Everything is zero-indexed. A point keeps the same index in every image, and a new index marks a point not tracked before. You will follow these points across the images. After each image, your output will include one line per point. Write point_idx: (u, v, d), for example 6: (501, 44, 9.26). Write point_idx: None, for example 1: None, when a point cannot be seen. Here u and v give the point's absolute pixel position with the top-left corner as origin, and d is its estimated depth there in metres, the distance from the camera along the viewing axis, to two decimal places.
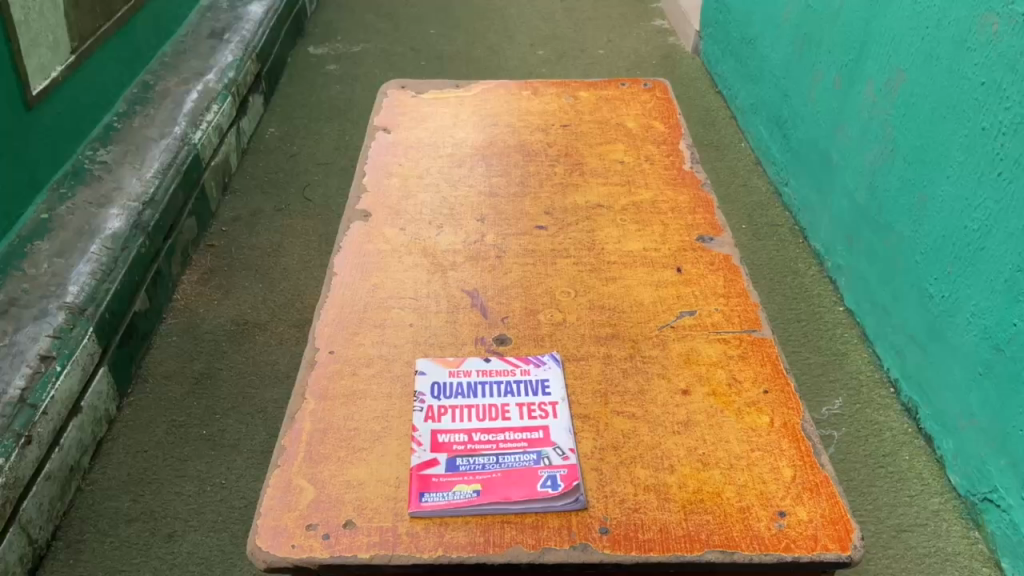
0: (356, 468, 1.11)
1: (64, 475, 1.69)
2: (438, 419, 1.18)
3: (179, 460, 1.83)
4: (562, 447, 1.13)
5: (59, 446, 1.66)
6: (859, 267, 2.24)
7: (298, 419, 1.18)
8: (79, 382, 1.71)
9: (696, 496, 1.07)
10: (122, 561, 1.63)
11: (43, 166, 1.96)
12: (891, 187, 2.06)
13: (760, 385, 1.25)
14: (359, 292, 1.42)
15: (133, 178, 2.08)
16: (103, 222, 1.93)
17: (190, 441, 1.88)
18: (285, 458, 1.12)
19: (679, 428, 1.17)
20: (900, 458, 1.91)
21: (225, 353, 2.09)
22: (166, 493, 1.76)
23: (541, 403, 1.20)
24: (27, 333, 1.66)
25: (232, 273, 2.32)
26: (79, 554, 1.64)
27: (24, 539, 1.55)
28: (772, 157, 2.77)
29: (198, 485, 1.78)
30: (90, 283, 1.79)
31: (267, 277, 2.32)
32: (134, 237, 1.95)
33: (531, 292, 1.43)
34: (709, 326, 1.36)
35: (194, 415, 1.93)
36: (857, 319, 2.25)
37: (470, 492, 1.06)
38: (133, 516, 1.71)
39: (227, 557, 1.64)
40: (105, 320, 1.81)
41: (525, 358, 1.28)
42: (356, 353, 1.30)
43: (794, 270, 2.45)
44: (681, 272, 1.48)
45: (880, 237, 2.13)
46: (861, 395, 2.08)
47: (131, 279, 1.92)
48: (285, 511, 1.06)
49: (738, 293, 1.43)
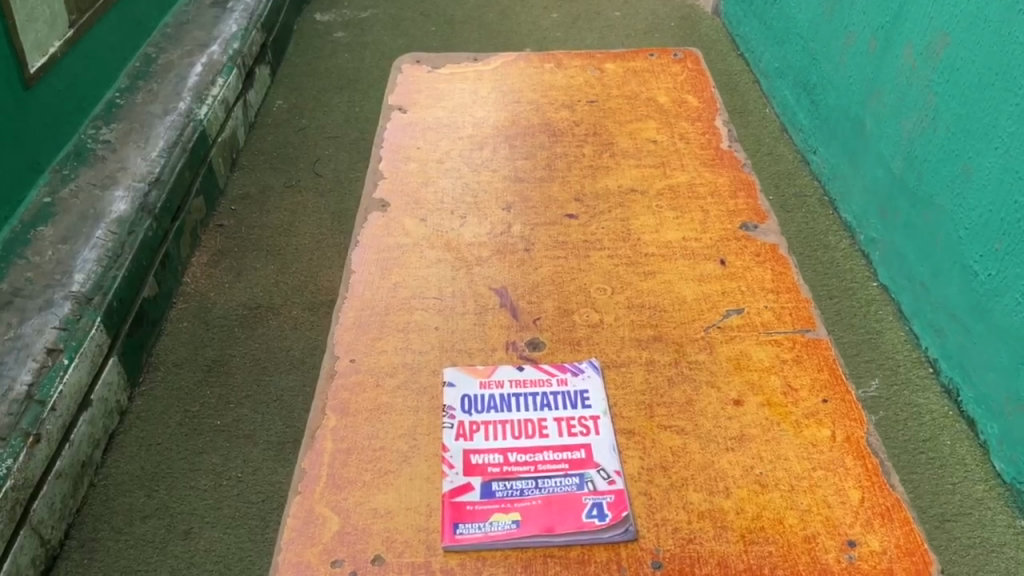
0: (384, 495, 1.02)
1: (77, 472, 1.33)
2: (470, 437, 1.08)
3: (193, 453, 1.43)
4: (607, 469, 1.04)
5: (70, 444, 1.31)
6: (896, 242, 1.70)
7: (318, 438, 1.09)
8: (89, 375, 1.35)
9: (756, 523, 0.98)
10: (138, 561, 1.28)
11: (45, 143, 1.56)
12: (935, 155, 1.57)
13: (818, 393, 1.14)
14: (379, 292, 1.32)
15: (136, 156, 1.67)
16: (108, 205, 1.55)
17: (202, 434, 1.46)
18: (306, 484, 1.03)
19: (732, 445, 1.08)
20: (941, 441, 1.47)
21: (238, 339, 1.63)
22: (179, 488, 1.37)
23: (581, 418, 1.10)
24: (31, 324, 1.33)
25: (242, 254, 1.82)
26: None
27: (33, 541, 1.21)
28: (798, 122, 2.16)
29: (212, 479, 1.39)
30: (95, 270, 1.43)
31: (279, 259, 1.81)
32: (140, 221, 1.55)
33: (564, 289, 1.33)
34: (758, 325, 1.26)
35: (207, 405, 1.51)
36: (895, 296, 1.72)
37: (509, 523, 0.97)
38: (148, 514, 1.34)
39: (245, 554, 1.29)
40: (114, 309, 1.43)
41: (562, 366, 1.18)
42: (379, 361, 1.20)
43: (824, 242, 1.89)
44: (724, 265, 1.37)
45: (918, 208, 1.62)
46: (898, 373, 1.59)
47: (136, 264, 1.51)
48: (308, 546, 0.97)
49: (788, 287, 1.33)
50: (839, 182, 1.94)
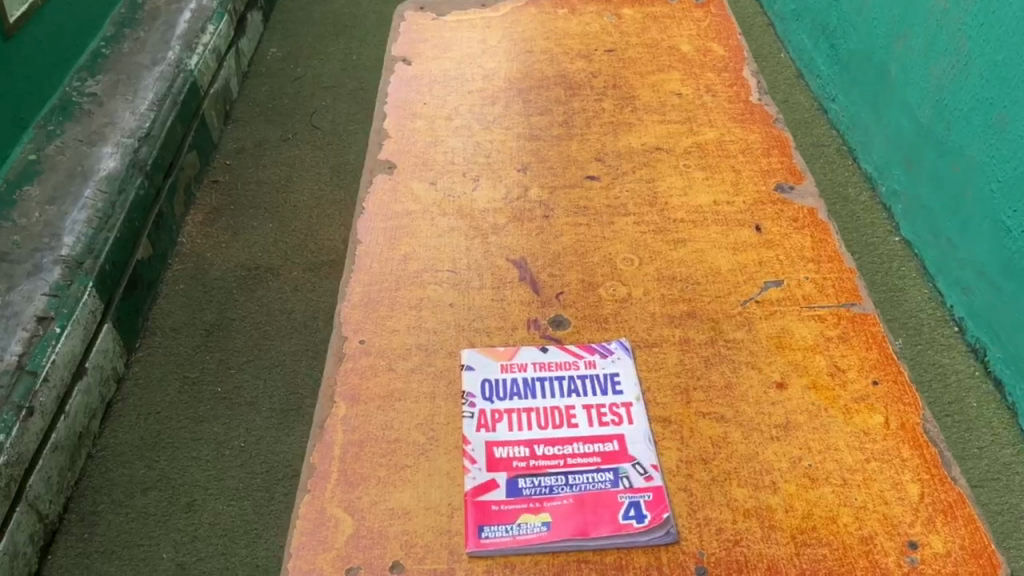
0: (401, 493, 0.94)
1: (74, 447, 1.03)
2: (492, 427, 1.00)
3: (193, 421, 1.10)
4: (643, 463, 0.95)
5: (65, 413, 1.01)
6: (920, 195, 1.26)
7: (327, 429, 1.01)
8: (84, 345, 1.06)
9: (807, 522, 0.90)
10: (137, 535, 0.99)
11: (28, 98, 1.25)
12: (968, 103, 1.16)
13: (868, 374, 1.06)
14: (388, 266, 1.23)
15: (124, 108, 1.32)
16: (94, 161, 1.23)
17: (203, 402, 1.13)
18: (316, 481, 0.95)
19: (777, 434, 0.99)
20: (965, 405, 1.07)
21: (235, 303, 1.25)
22: (181, 460, 1.06)
23: (612, 406, 1.02)
24: (17, 292, 1.05)
25: (239, 212, 1.40)
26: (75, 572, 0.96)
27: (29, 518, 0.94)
28: (817, 67, 1.58)
29: (215, 448, 1.07)
30: (86, 231, 1.13)
31: (275, 218, 1.39)
32: (132, 178, 1.22)
33: (587, 259, 1.23)
34: (800, 299, 1.16)
35: (208, 370, 1.16)
36: (918, 254, 1.26)
37: (539, 526, 0.89)
38: (148, 486, 1.04)
39: (251, 527, 1.00)
40: (108, 274, 1.13)
41: (590, 347, 1.09)
42: (391, 341, 1.11)
43: (842, 193, 1.38)
44: (760, 231, 1.27)
45: (943, 160, 1.22)
46: (915, 333, 1.17)
47: (130, 225, 1.19)
48: (319, 552, 0.89)
49: (830, 256, 1.23)
50: (859, 129, 1.43)
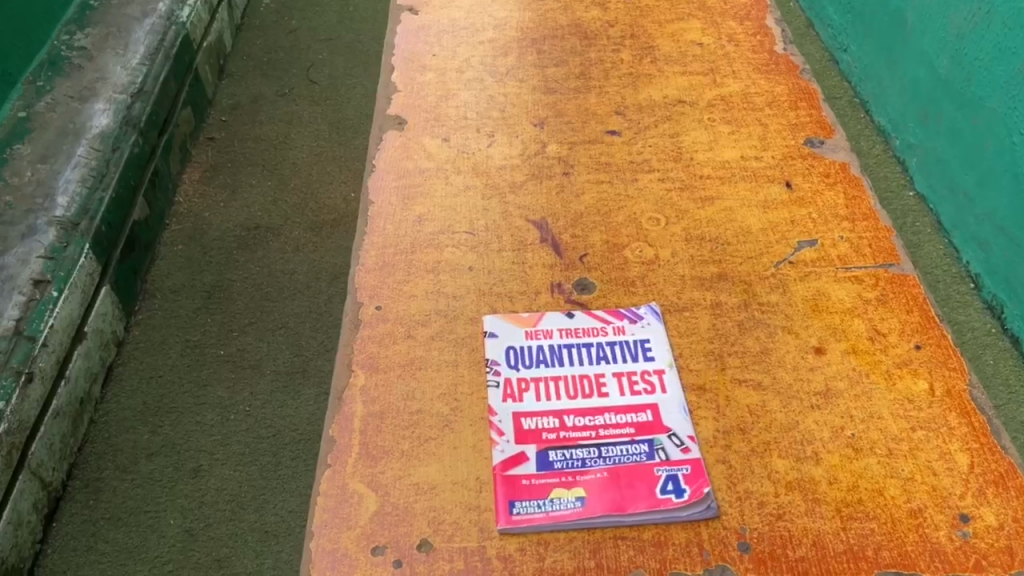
0: (426, 467, 0.89)
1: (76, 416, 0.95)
2: (519, 397, 0.95)
3: (197, 385, 1.00)
4: (679, 434, 0.91)
5: (65, 379, 0.93)
6: (937, 148, 1.17)
7: (346, 400, 0.96)
8: (82, 309, 0.98)
9: (853, 495, 0.86)
10: (144, 501, 0.90)
11: (14, 50, 1.13)
12: (991, 48, 1.07)
13: (910, 338, 1.01)
14: (403, 227, 1.17)
15: (115, 63, 1.21)
16: (86, 118, 1.13)
17: (206, 365, 1.02)
18: (336, 455, 0.91)
19: (817, 403, 0.95)
20: (983, 362, 1.00)
21: (236, 264, 1.15)
22: (186, 424, 0.96)
23: (644, 375, 0.97)
24: (10, 255, 0.96)
25: (237, 169, 1.30)
26: (81, 542, 0.87)
27: (33, 485, 0.86)
28: (827, 13, 1.47)
29: (220, 413, 0.97)
30: (80, 189, 1.04)
31: (274, 176, 1.28)
32: (125, 136, 1.13)
33: (612, 220, 1.18)
34: (835, 260, 1.11)
35: (210, 334, 1.06)
36: (935, 209, 1.17)
37: (573, 501, 0.85)
38: (153, 452, 0.94)
39: (260, 493, 0.90)
40: (104, 236, 1.04)
41: (618, 312, 1.04)
42: (409, 307, 1.06)
43: (854, 146, 1.29)
44: (791, 188, 1.21)
45: (963, 113, 1.12)
46: (932, 289, 1.09)
47: (125, 185, 1.10)
48: (342, 530, 0.85)
49: (865, 215, 1.17)
50: (872, 81, 1.34)
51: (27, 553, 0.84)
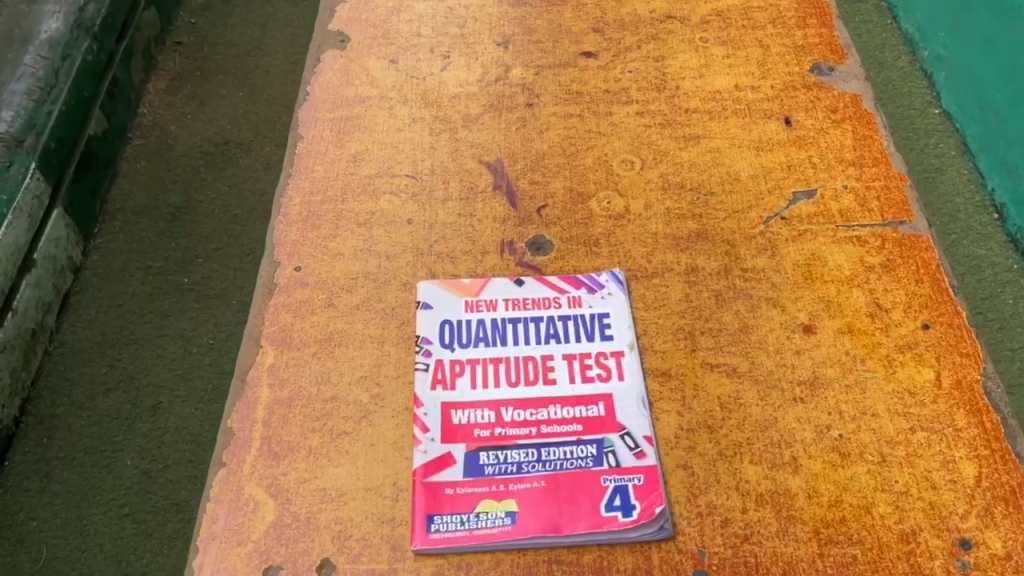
0: (336, 468, 0.77)
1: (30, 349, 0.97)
2: (451, 384, 0.81)
3: (158, 315, 0.98)
4: (634, 435, 0.77)
5: (14, 313, 0.89)
6: (966, 59, 1.05)
7: (250, 383, 0.82)
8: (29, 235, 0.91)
9: (836, 513, 0.73)
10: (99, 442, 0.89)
11: None
12: None
13: (917, 316, 0.86)
14: (334, 169, 1.01)
15: None
16: (33, 22, 0.99)
17: (168, 293, 1.00)
18: (233, 453, 0.78)
19: (801, 395, 0.80)
20: (1001, 301, 0.91)
21: (203, 183, 1.09)
22: (146, 357, 0.95)
23: (599, 357, 0.83)
24: None
25: (206, 79, 1.20)
26: (34, 483, 0.86)
27: None
28: None
29: (182, 346, 0.96)
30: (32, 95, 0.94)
31: (246, 85, 1.20)
32: (78, 40, 0.99)
33: (579, 163, 1.01)
34: (836, 216, 0.95)
35: (173, 260, 1.02)
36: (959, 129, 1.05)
37: (503, 517, 0.72)
38: (111, 387, 0.93)
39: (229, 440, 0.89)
40: (54, 153, 0.94)
41: (576, 280, 0.89)
42: (333, 269, 0.91)
43: (878, 59, 1.13)
44: (791, 126, 1.03)
45: (1001, 21, 1.00)
46: (950, 220, 0.99)
47: (79, 96, 0.99)
48: (232, 544, 0.72)
49: (876, 160, 1.00)
50: None
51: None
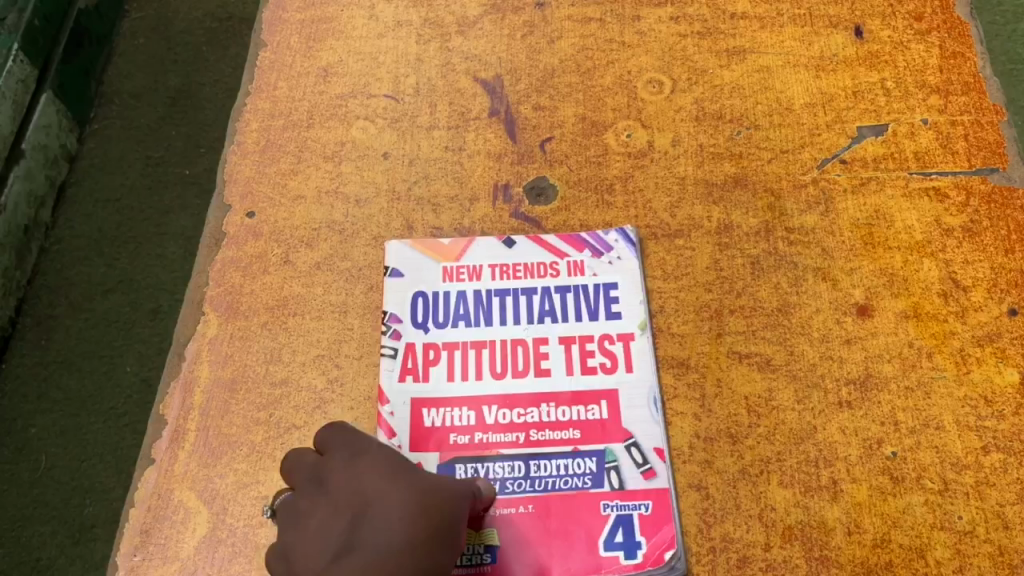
0: (281, 472, 0.65)
1: (19, 242, 1.08)
2: (423, 375, 0.67)
3: (160, 213, 1.16)
4: (643, 446, 0.64)
5: None
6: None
7: (189, 359, 0.70)
8: (13, 124, 1.04)
9: (881, 556, 0.60)
10: (101, 344, 1.09)
11: None
12: None
13: (1002, 297, 0.69)
14: (301, 86, 0.84)
15: None
16: None
17: (171, 185, 1.18)
18: (164, 447, 0.66)
19: (849, 398, 0.65)
20: None
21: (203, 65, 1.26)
22: (147, 257, 1.14)
23: (603, 342, 0.68)
24: None
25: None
26: (33, 389, 1.06)
27: None
28: None
29: (182, 245, 1.15)
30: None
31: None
32: None
33: (595, 82, 0.83)
34: (910, 160, 0.76)
35: (174, 150, 1.20)
36: None
37: (482, 553, 0.60)
38: (109, 290, 1.12)
39: None
40: (37, 30, 1.07)
41: (577, 239, 0.73)
42: (292, 216, 0.76)
43: None
44: (861, 38, 0.83)
45: None
46: None
47: None
48: (157, 562, 0.62)
49: (966, 87, 0.80)
50: None
51: None
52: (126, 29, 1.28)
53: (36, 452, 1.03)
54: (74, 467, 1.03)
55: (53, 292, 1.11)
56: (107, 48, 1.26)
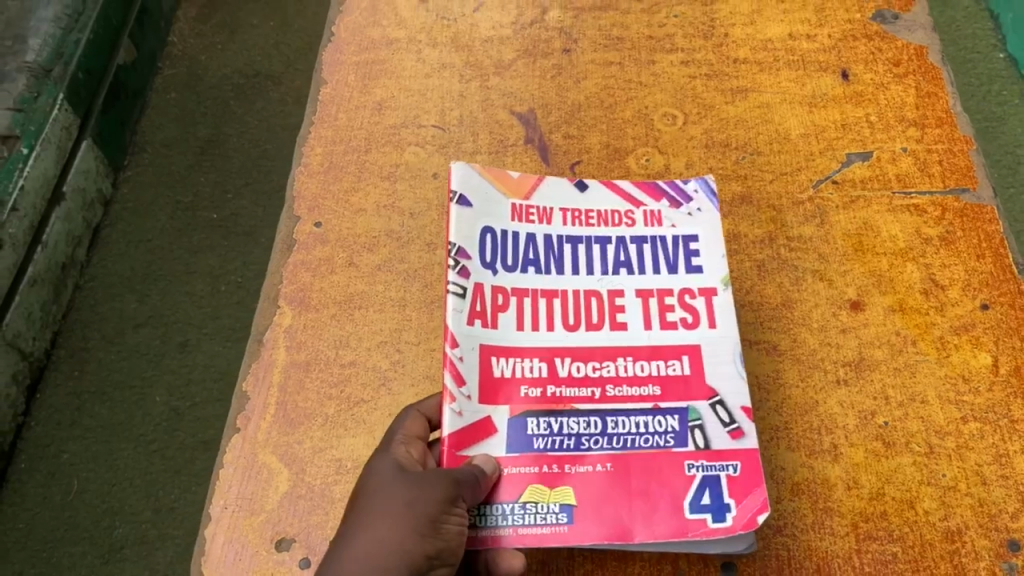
0: (353, 439, 0.74)
1: (57, 277, 1.19)
2: (492, 321, 0.68)
3: (187, 253, 1.29)
4: (728, 405, 0.66)
5: (43, 245, 1.15)
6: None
7: (267, 344, 0.80)
8: (57, 167, 1.16)
9: (876, 507, 0.69)
10: (132, 375, 1.19)
11: None
12: None
13: (975, 294, 0.80)
14: (359, 116, 0.96)
15: None
16: None
17: (198, 228, 1.30)
18: (249, 417, 0.75)
19: (845, 376, 0.75)
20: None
21: (233, 115, 1.41)
22: (176, 295, 1.25)
23: (684, 297, 0.70)
24: None
25: (236, 8, 1.53)
26: (66, 416, 1.16)
27: (15, 355, 1.12)
28: None
29: (210, 284, 1.26)
30: (53, 33, 1.19)
31: (277, 15, 1.53)
32: None
33: (617, 116, 0.95)
34: (893, 181, 0.88)
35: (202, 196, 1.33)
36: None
37: (557, 513, 0.62)
38: (139, 325, 1.23)
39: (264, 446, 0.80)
40: (81, 83, 1.20)
41: (655, 189, 0.76)
42: (355, 226, 0.87)
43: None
44: (848, 80, 0.96)
45: None
46: (1010, 172, 1.14)
47: (107, 23, 1.26)
48: (244, 513, 0.71)
49: (939, 121, 0.92)
50: None
51: (11, 424, 1.13)
52: (158, 84, 1.43)
53: (68, 477, 1.12)
54: (104, 491, 1.11)
55: (85, 327, 1.23)
56: (142, 101, 1.40)
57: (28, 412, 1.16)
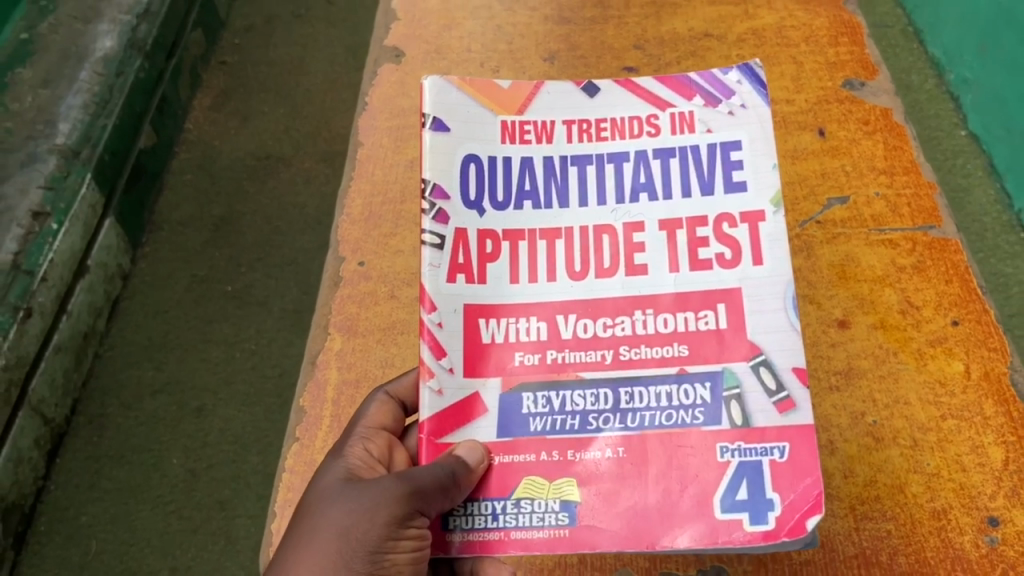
0: None
1: (78, 345, 1.32)
2: (477, 274, 0.67)
3: (203, 322, 1.43)
4: (773, 367, 0.63)
5: (68, 314, 1.28)
6: (995, 83, 1.24)
7: (320, 366, 0.89)
8: (83, 241, 1.29)
9: (870, 491, 0.79)
10: (150, 440, 1.33)
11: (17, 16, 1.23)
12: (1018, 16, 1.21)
13: (946, 312, 0.91)
14: (392, 172, 1.07)
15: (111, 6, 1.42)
16: (91, 40, 1.38)
17: (214, 299, 1.45)
18: (306, 428, 0.85)
19: (836, 384, 0.86)
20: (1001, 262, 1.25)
21: (248, 194, 1.56)
22: (193, 361, 1.39)
23: (722, 226, 0.67)
24: (13, 184, 1.24)
25: (248, 96, 1.68)
26: (84, 479, 1.30)
27: (38, 420, 1.24)
28: None
29: (225, 350, 1.40)
30: (82, 118, 1.30)
31: (287, 101, 1.67)
32: (131, 59, 1.38)
33: None
34: (867, 220, 1.00)
35: (217, 269, 1.48)
36: (986, 150, 1.28)
37: (557, 513, 0.61)
38: (157, 391, 1.37)
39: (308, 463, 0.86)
40: (106, 163, 1.32)
41: (688, 87, 0.72)
42: (394, 264, 0.97)
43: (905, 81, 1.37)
44: (825, 136, 1.08)
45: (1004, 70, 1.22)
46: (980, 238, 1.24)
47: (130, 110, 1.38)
48: None
49: (906, 170, 1.04)
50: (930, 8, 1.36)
51: (33, 488, 1.26)
52: (175, 166, 1.58)
53: (86, 539, 1.25)
54: (122, 551, 1.25)
55: (105, 394, 1.37)
56: (160, 182, 1.55)
57: (48, 475, 1.29)
